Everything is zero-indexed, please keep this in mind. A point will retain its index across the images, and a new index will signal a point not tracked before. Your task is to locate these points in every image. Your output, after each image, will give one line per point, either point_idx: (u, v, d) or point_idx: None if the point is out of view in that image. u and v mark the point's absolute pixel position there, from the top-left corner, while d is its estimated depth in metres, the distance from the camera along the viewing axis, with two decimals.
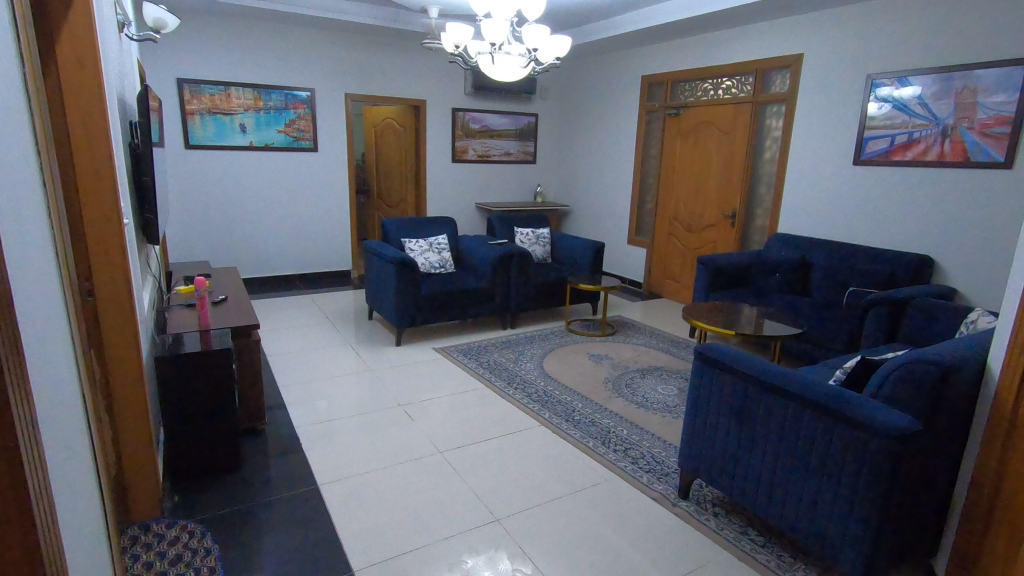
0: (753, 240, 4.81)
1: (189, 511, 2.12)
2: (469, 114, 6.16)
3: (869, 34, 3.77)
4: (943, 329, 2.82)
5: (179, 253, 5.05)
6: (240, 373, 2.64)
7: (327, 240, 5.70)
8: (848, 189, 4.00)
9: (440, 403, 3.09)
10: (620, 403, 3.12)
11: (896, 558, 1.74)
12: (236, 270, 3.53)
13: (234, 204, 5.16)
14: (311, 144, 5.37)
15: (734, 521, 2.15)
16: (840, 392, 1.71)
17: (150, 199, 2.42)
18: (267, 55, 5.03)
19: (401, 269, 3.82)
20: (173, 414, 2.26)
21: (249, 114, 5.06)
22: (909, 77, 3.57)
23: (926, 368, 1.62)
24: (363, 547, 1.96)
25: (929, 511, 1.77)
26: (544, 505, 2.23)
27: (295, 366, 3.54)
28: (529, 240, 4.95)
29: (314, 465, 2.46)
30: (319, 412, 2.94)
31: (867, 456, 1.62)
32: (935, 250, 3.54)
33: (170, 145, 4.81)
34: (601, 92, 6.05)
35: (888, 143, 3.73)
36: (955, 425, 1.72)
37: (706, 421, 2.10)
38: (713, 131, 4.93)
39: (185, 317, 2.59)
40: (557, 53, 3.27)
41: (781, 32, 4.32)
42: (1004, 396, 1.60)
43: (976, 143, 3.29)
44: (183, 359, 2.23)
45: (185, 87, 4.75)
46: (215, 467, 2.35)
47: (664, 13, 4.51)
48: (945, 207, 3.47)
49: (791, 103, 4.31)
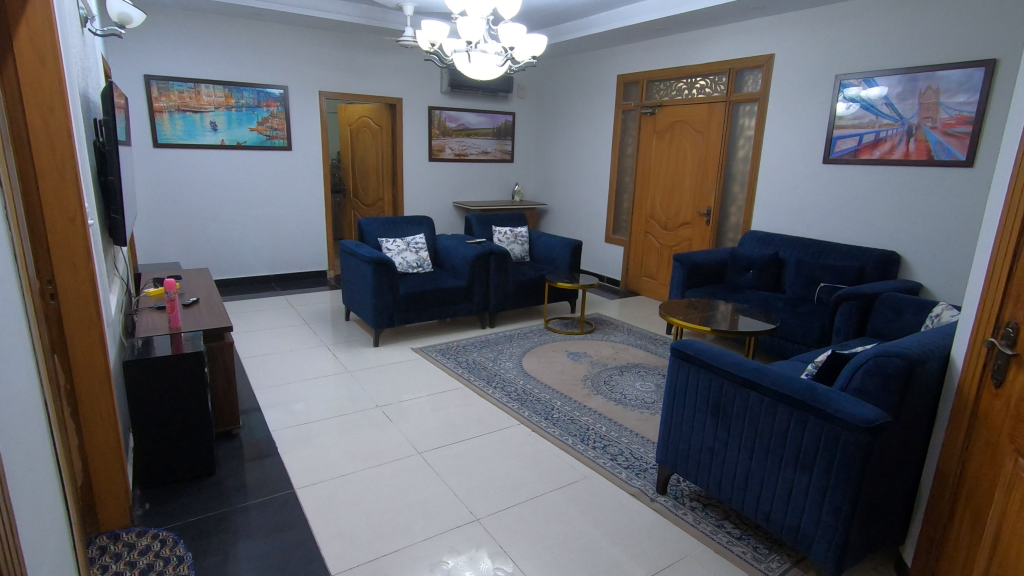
0: (727, 237, 4.87)
1: (161, 519, 2.07)
2: (445, 113, 6.13)
3: (837, 35, 3.86)
4: (910, 323, 2.90)
5: (149, 255, 4.93)
6: (213, 377, 2.59)
7: (303, 241, 5.61)
8: (818, 187, 4.08)
9: (420, 403, 3.07)
10: (598, 400, 3.14)
11: (866, 547, 1.78)
12: (209, 270, 3.46)
13: (206, 204, 5.05)
14: (284, 143, 5.28)
15: (711, 515, 2.18)
16: (811, 387, 1.75)
17: (116, 199, 2.33)
18: (238, 51, 4.93)
19: (378, 268, 3.78)
20: (144, 418, 2.20)
21: (219, 112, 4.95)
22: (876, 77, 3.66)
23: (894, 361, 1.67)
24: (342, 550, 1.94)
25: (897, 500, 1.82)
26: (523, 504, 2.23)
27: (271, 368, 3.48)
28: (507, 238, 4.95)
29: (292, 469, 2.42)
30: (296, 415, 2.90)
31: (839, 448, 1.66)
32: (901, 247, 3.65)
33: (138, 143, 4.68)
34: (577, 91, 6.08)
35: (856, 143, 3.83)
36: (921, 415, 1.77)
37: (683, 417, 2.12)
38: (688, 130, 4.99)
39: (155, 320, 2.52)
40: (533, 51, 3.27)
41: (752, 33, 4.39)
42: (967, 387, 1.65)
43: (939, 142, 3.40)
44: (153, 363, 2.17)
45: (152, 84, 4.63)
46: (188, 472, 2.30)
47: (639, 12, 4.54)
48: (911, 204, 3.57)
49: (763, 102, 4.38)
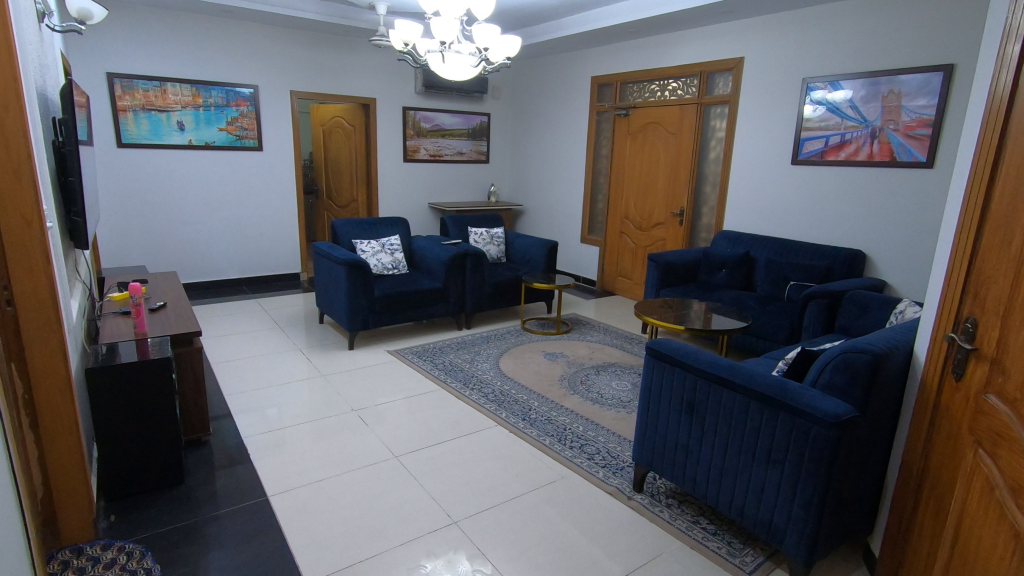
0: (700, 237, 4.94)
1: (126, 532, 2.00)
2: (420, 113, 6.09)
3: (804, 39, 3.95)
4: (875, 320, 2.98)
5: (114, 258, 4.78)
6: (181, 383, 2.52)
7: (275, 243, 5.51)
8: (787, 188, 4.17)
9: (395, 406, 3.04)
10: (575, 400, 3.16)
11: (836, 538, 1.83)
12: (176, 274, 3.37)
13: (172, 205, 4.92)
14: (255, 143, 5.18)
15: (686, 511, 2.21)
16: (782, 384, 1.78)
17: (77, 201, 2.25)
18: (206, 50, 4.82)
19: (352, 270, 3.73)
20: (107, 427, 2.12)
21: (187, 111, 4.83)
22: (841, 81, 3.77)
23: (860, 356, 1.72)
24: (316, 557, 1.91)
25: (866, 492, 1.87)
26: (501, 505, 2.22)
27: (242, 373, 3.40)
28: (483, 239, 4.94)
29: (264, 476, 2.37)
30: (268, 420, 2.84)
31: (809, 442, 1.69)
32: (867, 246, 3.75)
33: (100, 143, 4.53)
34: (551, 92, 6.11)
35: (823, 144, 3.93)
36: (887, 408, 1.82)
37: (658, 415, 2.15)
38: (660, 132, 5.05)
39: (119, 326, 2.44)
40: (507, 52, 3.26)
41: (722, 36, 4.46)
42: (930, 382, 1.70)
43: (901, 143, 3.51)
44: (118, 369, 2.10)
45: (116, 82, 4.49)
46: (155, 482, 2.23)
47: (612, 15, 4.58)
48: (875, 205, 3.68)
49: (733, 104, 4.46)
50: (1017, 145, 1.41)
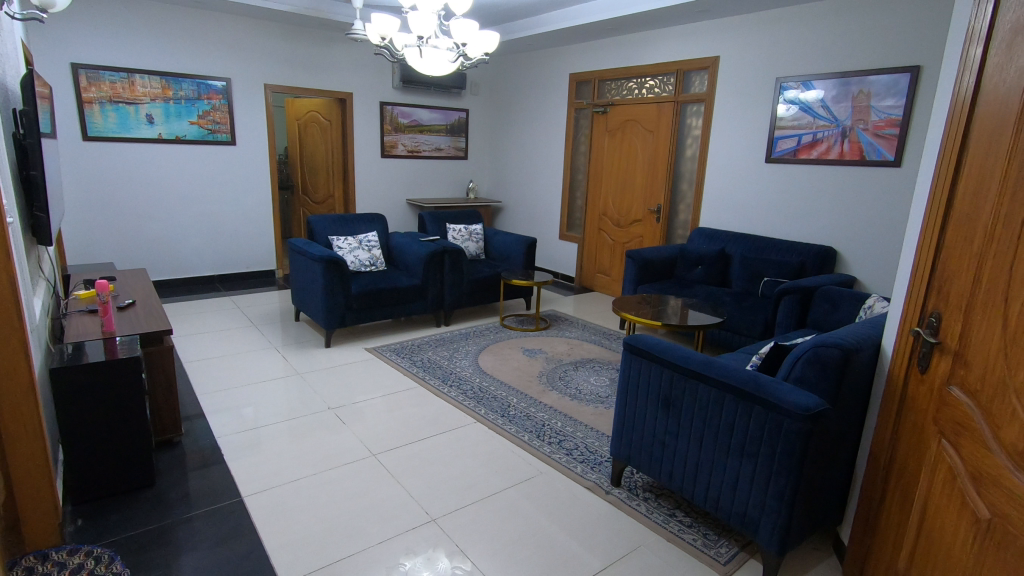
0: (676, 234, 4.99)
1: (95, 535, 1.95)
2: (397, 109, 6.03)
3: (778, 39, 4.01)
4: (845, 315, 3.06)
5: (79, 255, 4.63)
6: (151, 384, 2.45)
7: (249, 239, 5.40)
8: (761, 186, 4.24)
9: (374, 404, 3.01)
10: (553, 396, 3.17)
11: (807, 528, 1.87)
12: (144, 269, 3.28)
13: (141, 200, 4.79)
14: (228, 137, 5.07)
15: (663, 505, 2.24)
16: (755, 377, 1.82)
17: (40, 196, 2.17)
18: (175, 40, 4.69)
19: (328, 266, 3.67)
20: (72, 428, 2.06)
21: (156, 104, 4.70)
22: (813, 81, 3.84)
23: (831, 350, 1.76)
24: (294, 557, 1.88)
25: (836, 482, 1.92)
26: (480, 502, 2.22)
27: (216, 372, 3.34)
28: (462, 236, 4.91)
29: (238, 477, 2.33)
30: (244, 420, 2.79)
31: (781, 435, 1.73)
32: (838, 242, 3.84)
33: (65, 136, 4.38)
34: (530, 88, 6.11)
35: (795, 143, 4.00)
36: (856, 400, 1.87)
37: (635, 409, 2.17)
38: (638, 130, 5.08)
39: (86, 325, 2.37)
40: (485, 48, 3.25)
41: (698, 35, 4.51)
42: (896, 375, 1.73)
43: (870, 143, 3.60)
44: (85, 368, 2.04)
45: (80, 73, 4.34)
46: (124, 484, 2.18)
47: (589, 12, 4.58)
48: (846, 203, 3.77)
49: (709, 103, 4.50)
50: (980, 145, 1.45)
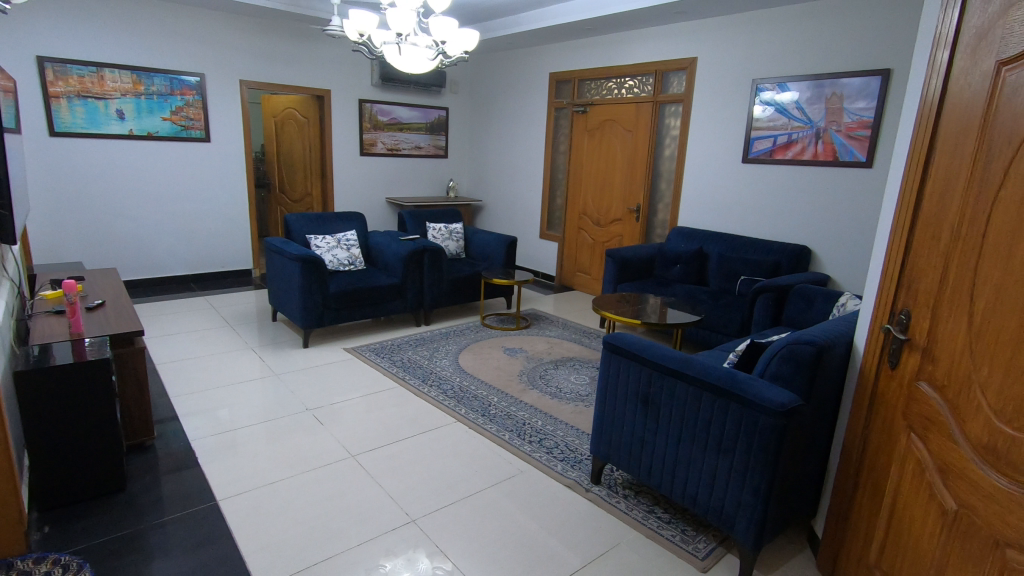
0: (655, 233, 5.04)
1: (62, 543, 1.89)
2: (376, 106, 5.97)
3: (754, 41, 4.07)
4: (819, 312, 3.11)
5: (46, 254, 4.49)
6: (121, 385, 2.39)
7: (224, 238, 5.30)
8: (738, 186, 4.30)
9: (353, 405, 2.98)
10: (533, 395, 3.18)
11: (782, 522, 1.90)
12: (114, 269, 3.19)
13: (110, 198, 4.67)
14: (202, 134, 4.97)
15: (642, 502, 2.26)
16: (732, 374, 1.84)
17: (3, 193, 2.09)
18: (146, 35, 4.58)
19: (305, 265, 3.62)
20: (38, 433, 2.00)
21: (127, 99, 4.59)
22: (788, 83, 3.91)
23: (805, 348, 1.79)
24: (271, 561, 1.85)
25: (809, 477, 1.95)
26: (460, 502, 2.21)
27: (190, 374, 3.27)
28: (442, 235, 4.89)
29: (213, 480, 2.28)
30: (220, 422, 2.74)
31: (757, 431, 1.75)
32: (812, 241, 3.91)
33: (30, 132, 4.25)
34: (510, 86, 6.10)
35: (771, 143, 4.07)
36: (828, 397, 1.90)
37: (615, 407, 2.18)
38: (617, 129, 5.12)
39: (53, 326, 2.30)
40: (465, 45, 3.23)
41: (676, 36, 4.55)
42: (867, 371, 1.77)
43: (843, 144, 3.67)
44: (52, 371, 1.98)
45: (47, 66, 4.21)
46: (93, 490, 2.11)
47: (569, 11, 4.59)
48: (820, 203, 3.84)
49: (687, 103, 4.55)
50: (946, 148, 1.49)
